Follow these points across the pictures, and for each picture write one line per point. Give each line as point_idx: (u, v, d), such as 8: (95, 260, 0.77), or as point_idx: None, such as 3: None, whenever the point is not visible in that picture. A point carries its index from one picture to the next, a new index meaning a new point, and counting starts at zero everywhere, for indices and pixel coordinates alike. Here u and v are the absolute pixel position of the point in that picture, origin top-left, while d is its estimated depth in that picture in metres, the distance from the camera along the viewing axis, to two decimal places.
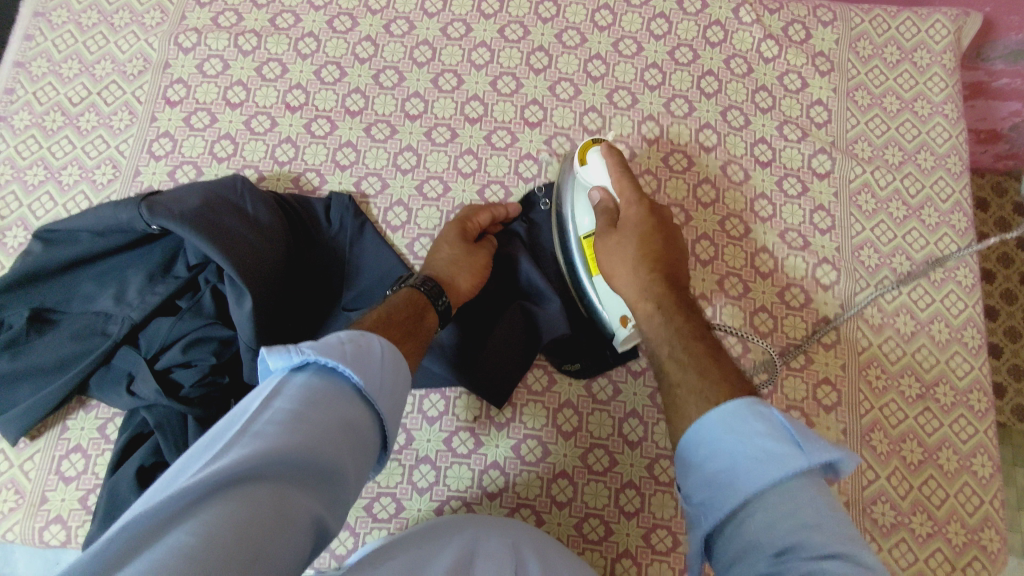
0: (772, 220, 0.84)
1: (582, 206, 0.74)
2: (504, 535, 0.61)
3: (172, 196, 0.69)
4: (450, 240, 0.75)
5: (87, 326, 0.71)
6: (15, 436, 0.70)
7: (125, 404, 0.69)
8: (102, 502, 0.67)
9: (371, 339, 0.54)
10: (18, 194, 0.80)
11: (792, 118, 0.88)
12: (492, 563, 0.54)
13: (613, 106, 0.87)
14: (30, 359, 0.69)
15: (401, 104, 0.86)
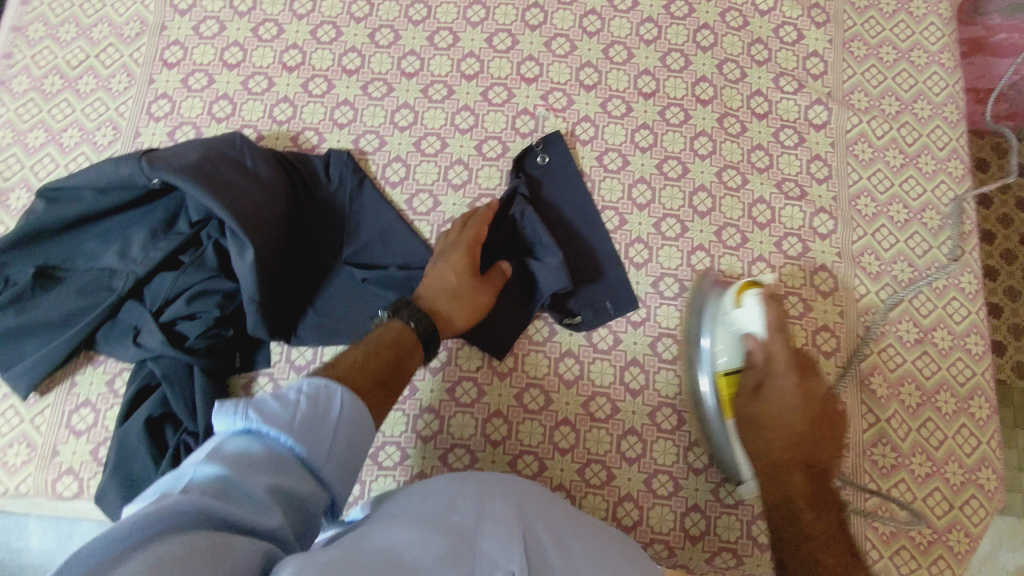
0: (769, 170, 0.85)
1: (724, 344, 0.70)
2: (506, 491, 0.58)
3: (171, 152, 0.70)
4: (459, 270, 0.72)
5: (93, 282, 0.72)
6: (25, 391, 0.71)
7: (131, 355, 0.70)
8: (113, 451, 0.69)
9: (327, 396, 0.55)
10: (20, 157, 0.81)
11: (789, 70, 0.88)
12: (497, 527, 0.52)
13: (609, 61, 0.88)
14: (37, 315, 0.70)
15: (398, 62, 0.86)
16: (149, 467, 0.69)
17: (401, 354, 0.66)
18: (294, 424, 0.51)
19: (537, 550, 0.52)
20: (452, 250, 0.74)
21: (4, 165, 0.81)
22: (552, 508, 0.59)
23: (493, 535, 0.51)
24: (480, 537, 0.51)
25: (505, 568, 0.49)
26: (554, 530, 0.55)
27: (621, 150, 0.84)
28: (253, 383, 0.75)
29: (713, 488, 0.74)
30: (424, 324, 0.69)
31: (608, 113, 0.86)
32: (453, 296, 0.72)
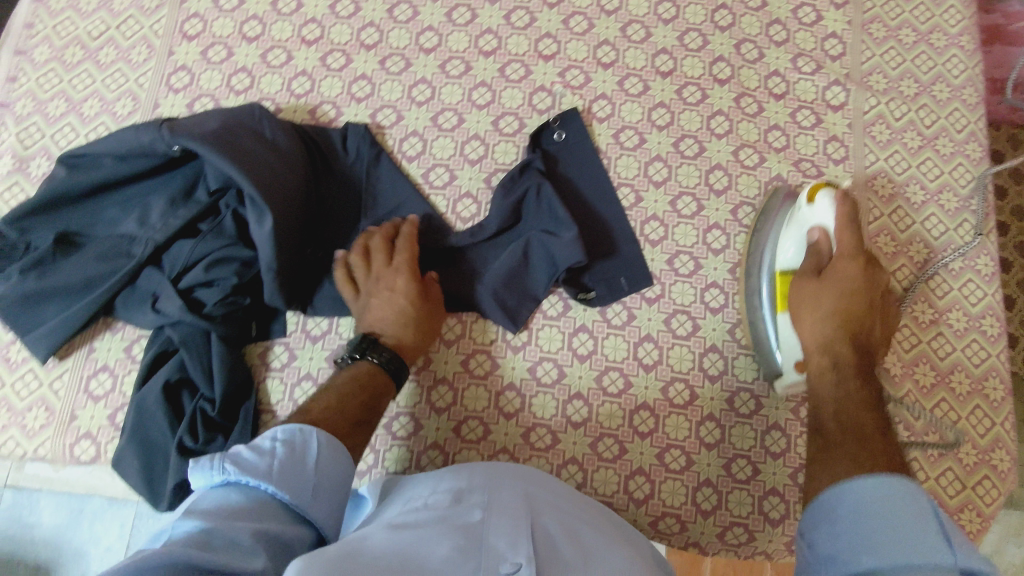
0: (786, 150, 0.84)
1: (790, 237, 0.75)
2: (516, 484, 0.61)
3: (192, 120, 0.70)
4: (404, 294, 0.72)
5: (112, 249, 0.72)
6: (44, 355, 0.72)
7: (149, 321, 0.71)
8: (131, 414, 0.70)
9: (303, 442, 0.56)
10: (41, 126, 0.81)
11: (807, 50, 0.88)
12: (504, 521, 0.55)
13: (627, 39, 0.87)
14: (58, 279, 0.71)
15: (416, 38, 0.86)
16: (167, 432, 0.70)
17: (374, 391, 0.67)
18: (274, 472, 0.52)
19: (543, 541, 0.54)
20: (389, 274, 0.73)
21: (24, 133, 0.81)
22: (556, 501, 0.61)
23: (500, 530, 0.54)
24: (488, 532, 0.53)
25: (511, 559, 0.51)
26: (563, 519, 0.58)
27: (638, 128, 0.85)
28: (269, 352, 0.75)
29: (725, 464, 0.74)
30: (389, 357, 0.69)
31: (625, 91, 0.86)
32: (402, 321, 0.72)
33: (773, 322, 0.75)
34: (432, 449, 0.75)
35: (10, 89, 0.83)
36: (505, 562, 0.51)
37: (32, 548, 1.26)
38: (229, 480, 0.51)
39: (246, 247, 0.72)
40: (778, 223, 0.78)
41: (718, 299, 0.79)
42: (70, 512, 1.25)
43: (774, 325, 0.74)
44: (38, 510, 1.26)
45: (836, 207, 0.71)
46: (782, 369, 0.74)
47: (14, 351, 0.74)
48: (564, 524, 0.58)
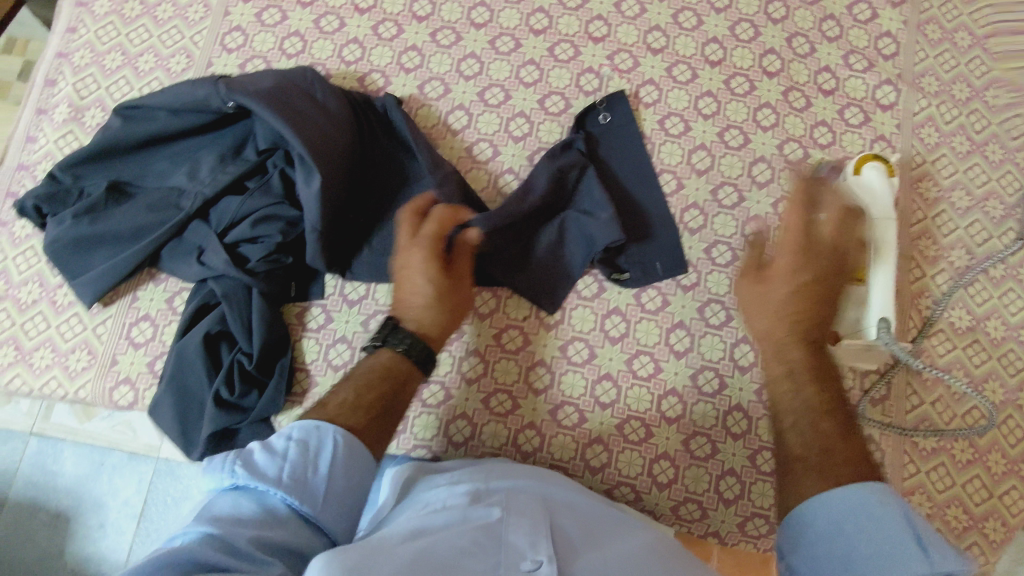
0: (831, 147, 0.84)
1: None
2: (534, 493, 0.60)
3: (248, 78, 0.72)
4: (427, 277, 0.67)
5: (162, 200, 0.74)
6: (89, 299, 0.73)
7: (194, 273, 0.72)
8: (170, 363, 0.71)
9: (320, 440, 0.52)
10: (97, 78, 0.83)
11: (859, 48, 0.87)
12: (523, 520, 0.53)
13: (678, 26, 0.87)
14: (108, 226, 0.73)
15: (468, 12, 0.86)
16: (205, 382, 0.71)
17: (397, 380, 0.62)
18: (284, 480, 0.49)
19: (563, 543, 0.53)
20: (410, 252, 0.68)
21: (80, 83, 0.83)
22: (576, 508, 0.60)
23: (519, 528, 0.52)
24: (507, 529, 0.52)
25: (530, 557, 0.50)
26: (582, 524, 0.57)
27: (683, 116, 0.84)
28: (307, 313, 0.77)
29: (750, 454, 0.74)
30: (410, 344, 0.64)
31: (673, 77, 0.85)
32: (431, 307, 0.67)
33: None
34: (460, 419, 0.76)
35: (70, 40, 0.85)
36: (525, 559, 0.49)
37: (52, 496, 1.28)
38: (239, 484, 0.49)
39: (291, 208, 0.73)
40: None
41: None
42: (91, 464, 1.28)
43: None
44: (62, 459, 1.28)
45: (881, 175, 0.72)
46: None
47: (61, 294, 0.76)
48: (583, 525, 0.57)
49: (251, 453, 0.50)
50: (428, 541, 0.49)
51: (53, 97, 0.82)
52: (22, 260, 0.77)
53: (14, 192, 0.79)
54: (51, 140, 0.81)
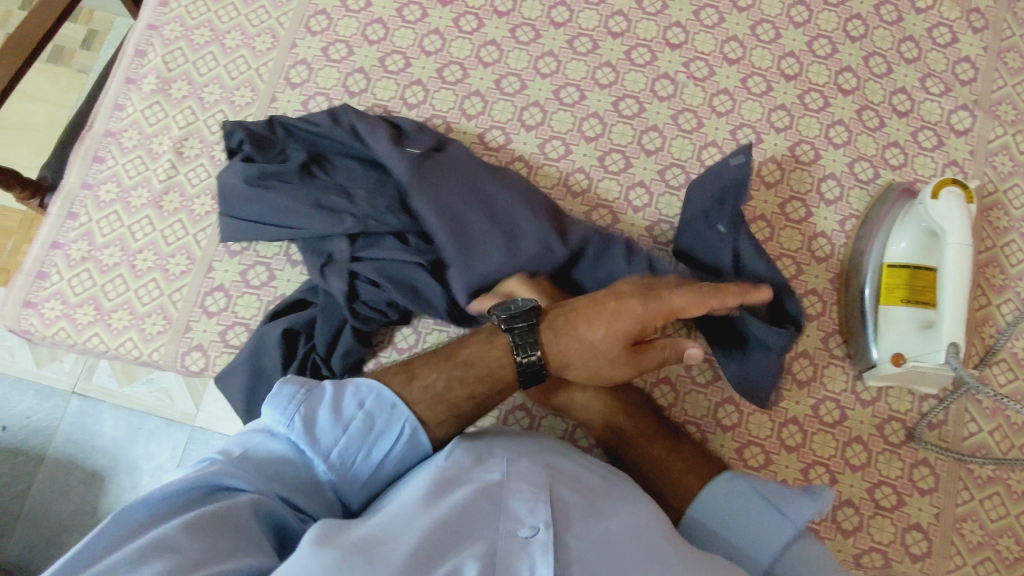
0: (902, 169, 0.84)
1: (903, 229, 0.76)
2: (530, 454, 0.59)
3: (439, 169, 0.74)
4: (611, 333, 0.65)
5: (331, 198, 0.73)
6: (226, 236, 0.76)
7: (313, 274, 0.73)
8: (251, 341, 0.73)
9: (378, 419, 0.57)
10: (185, 51, 0.85)
11: (937, 71, 0.87)
12: (522, 487, 0.54)
13: (756, 38, 0.87)
14: (271, 197, 0.73)
15: (548, 11, 0.88)
16: (279, 368, 0.72)
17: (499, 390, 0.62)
18: (332, 456, 0.55)
19: (565, 509, 0.54)
20: (627, 303, 0.66)
21: (168, 56, 0.85)
22: (578, 470, 0.60)
23: (519, 494, 0.53)
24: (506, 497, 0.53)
25: (528, 523, 0.51)
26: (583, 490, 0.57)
27: (756, 127, 0.85)
28: (396, 330, 0.76)
29: (803, 468, 0.75)
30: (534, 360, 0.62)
31: (747, 89, 0.86)
32: (585, 346, 0.65)
33: (874, 313, 0.76)
34: (519, 411, 0.77)
35: (161, 12, 0.87)
36: (524, 526, 0.51)
37: (89, 456, 1.29)
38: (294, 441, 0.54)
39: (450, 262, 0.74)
40: (889, 217, 0.78)
41: (816, 306, 0.79)
42: (130, 428, 1.30)
43: (874, 317, 0.76)
44: (102, 420, 1.31)
45: (957, 207, 0.70)
46: (878, 361, 0.74)
47: (141, 259, 0.78)
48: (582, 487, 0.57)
49: (314, 415, 0.55)
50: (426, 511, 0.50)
51: (142, 67, 0.85)
52: (106, 224, 0.79)
53: (100, 157, 0.82)
54: (138, 109, 0.83)
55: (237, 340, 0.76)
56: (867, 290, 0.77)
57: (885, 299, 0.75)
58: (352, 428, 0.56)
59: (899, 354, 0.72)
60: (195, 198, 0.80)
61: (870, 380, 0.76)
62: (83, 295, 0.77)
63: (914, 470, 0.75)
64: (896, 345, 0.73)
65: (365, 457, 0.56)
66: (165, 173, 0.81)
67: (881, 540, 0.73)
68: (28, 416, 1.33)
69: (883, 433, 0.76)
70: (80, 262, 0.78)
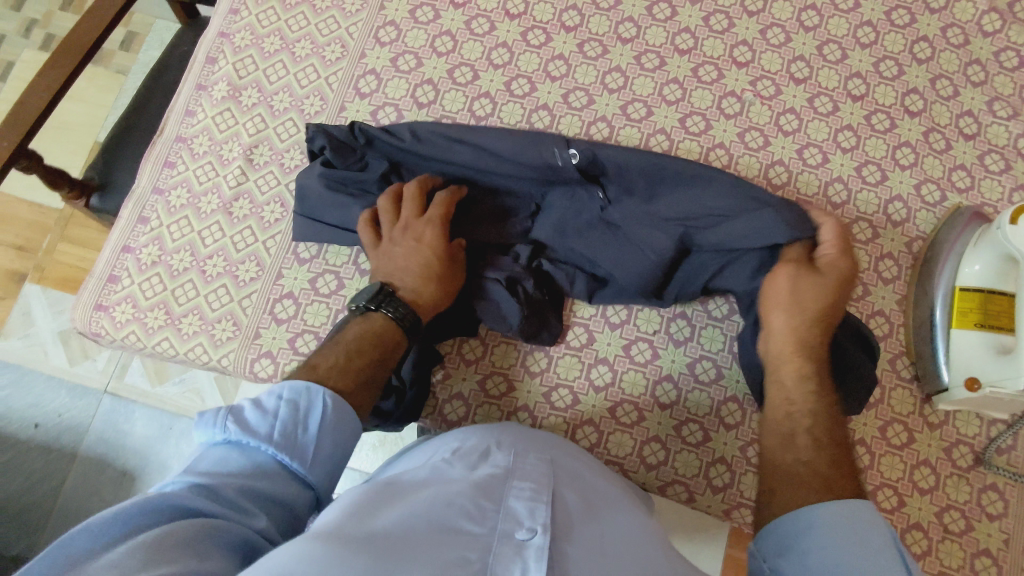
0: (969, 192, 0.83)
1: (977, 252, 0.76)
2: (541, 451, 0.58)
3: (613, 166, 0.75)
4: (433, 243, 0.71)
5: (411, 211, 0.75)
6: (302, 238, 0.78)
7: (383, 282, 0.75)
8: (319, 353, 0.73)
9: (313, 395, 0.54)
10: (255, 59, 0.86)
11: (1004, 95, 0.87)
12: (526, 483, 0.52)
13: (823, 58, 0.87)
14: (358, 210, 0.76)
15: (615, 27, 0.88)
16: None
17: (385, 348, 0.64)
18: (274, 436, 0.51)
19: (564, 515, 0.51)
20: (421, 226, 0.72)
21: (239, 63, 0.86)
22: (580, 475, 0.58)
23: (521, 492, 0.51)
24: (507, 488, 0.51)
25: (527, 526, 0.48)
26: (587, 498, 0.55)
27: (822, 147, 0.85)
28: (464, 342, 0.80)
29: (872, 490, 0.75)
30: (403, 312, 0.67)
31: (814, 108, 0.86)
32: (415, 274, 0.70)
33: (945, 337, 0.76)
34: (586, 425, 0.77)
35: (231, 21, 0.88)
36: (522, 528, 0.48)
37: (120, 455, 1.29)
38: (233, 439, 0.51)
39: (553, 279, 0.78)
40: (960, 240, 0.79)
41: (883, 328, 0.79)
42: (160, 428, 1.29)
43: (945, 341, 0.76)
44: (133, 420, 1.31)
45: None
46: (949, 384, 0.74)
47: (210, 265, 0.79)
48: (585, 498, 0.55)
49: (242, 412, 0.51)
50: (421, 503, 0.48)
51: (213, 74, 0.86)
52: (176, 229, 0.80)
53: (171, 163, 0.83)
54: (209, 116, 0.84)
55: (307, 348, 0.76)
56: (938, 312, 0.77)
57: (958, 323, 0.75)
58: (279, 411, 0.52)
59: (972, 379, 0.73)
60: (264, 205, 0.81)
61: (939, 403, 0.76)
62: (154, 300, 0.78)
63: (982, 495, 0.75)
64: (969, 369, 0.73)
65: (303, 429, 0.52)
66: (235, 180, 0.81)
67: (950, 565, 0.73)
68: (60, 414, 1.32)
69: (951, 456, 0.76)
70: (151, 266, 0.79)
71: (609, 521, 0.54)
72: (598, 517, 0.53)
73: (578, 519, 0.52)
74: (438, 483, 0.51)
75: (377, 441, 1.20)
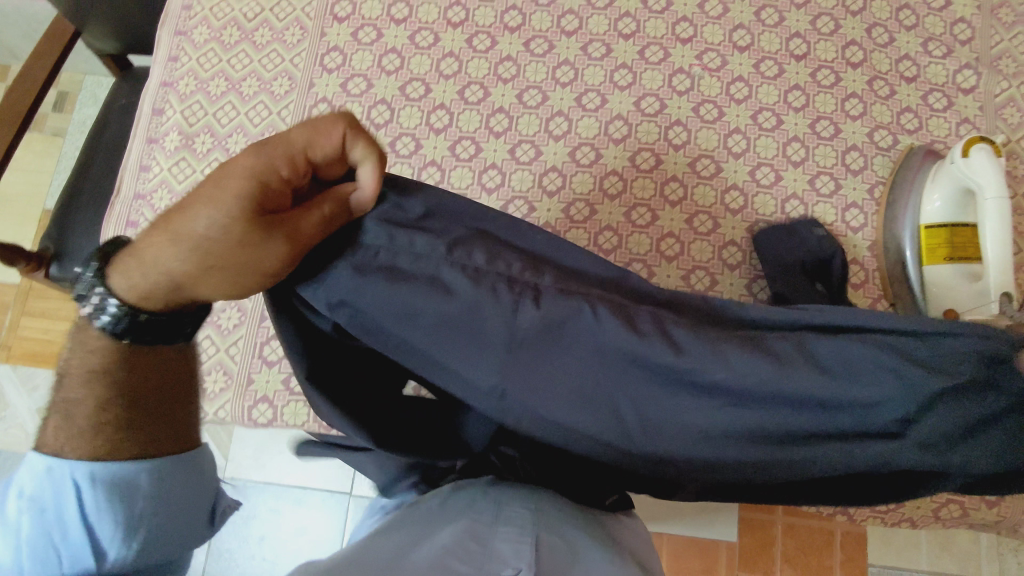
0: (919, 132, 0.86)
1: (933, 189, 0.78)
2: (528, 497, 0.58)
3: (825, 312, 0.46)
4: (214, 223, 0.39)
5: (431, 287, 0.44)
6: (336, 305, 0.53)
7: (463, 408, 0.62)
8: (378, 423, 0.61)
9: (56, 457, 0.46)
10: (203, 104, 0.85)
11: (936, 35, 0.90)
12: (510, 529, 0.50)
13: (761, 23, 0.90)
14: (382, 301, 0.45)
15: (557, 21, 0.89)
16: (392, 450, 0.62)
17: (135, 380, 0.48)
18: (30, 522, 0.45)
19: (551, 547, 0.50)
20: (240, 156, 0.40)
21: (188, 110, 0.85)
22: (567, 524, 0.56)
23: (506, 538, 0.49)
24: (493, 532, 0.51)
25: (512, 565, 0.45)
26: (570, 533, 0.54)
27: (775, 110, 0.87)
28: None
29: None
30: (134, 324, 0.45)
31: (761, 73, 0.88)
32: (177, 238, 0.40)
33: (919, 275, 0.78)
34: None
35: (172, 68, 0.87)
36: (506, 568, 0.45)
37: None
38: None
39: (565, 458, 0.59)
40: (916, 180, 0.81)
41: (859, 275, 0.82)
42: None
43: (920, 278, 0.78)
44: None
45: (991, 162, 0.73)
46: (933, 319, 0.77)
47: None
48: (576, 545, 0.53)
49: None
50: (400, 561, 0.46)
51: (162, 125, 0.85)
52: None
53: (134, 222, 0.81)
54: (165, 168, 0.83)
55: (301, 386, 0.76)
56: (908, 252, 0.79)
57: (929, 259, 0.77)
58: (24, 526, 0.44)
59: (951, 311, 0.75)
60: None
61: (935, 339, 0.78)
62: None
63: None
64: (948, 301, 0.76)
65: (62, 535, 0.45)
66: None
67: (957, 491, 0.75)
68: None
69: None
70: None
71: (602, 560, 0.52)
72: (585, 556, 0.51)
73: (569, 559, 0.50)
74: (423, 543, 0.51)
75: None
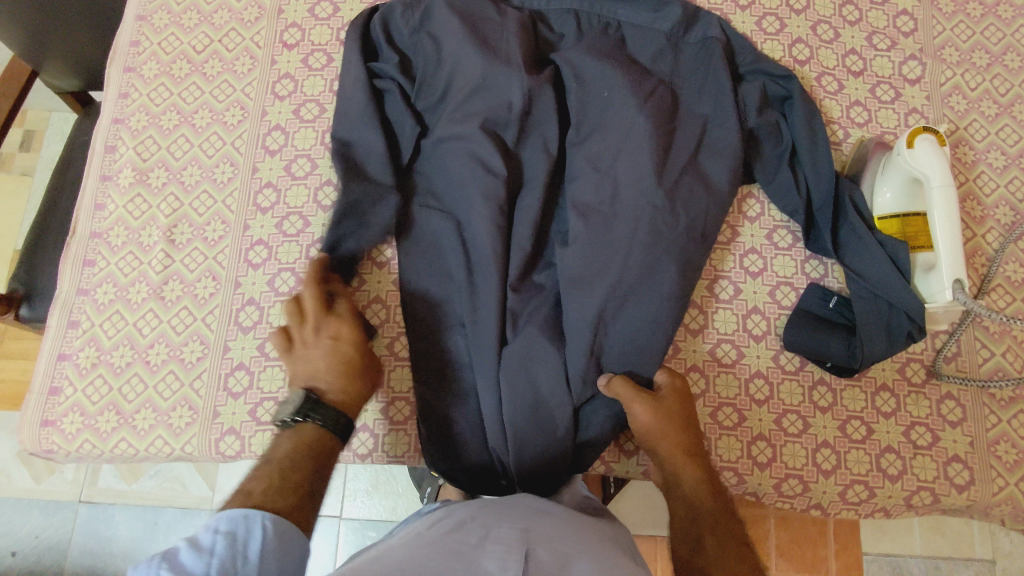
0: (869, 125, 0.87)
1: (884, 181, 0.79)
2: (516, 519, 0.58)
3: (633, 185, 0.76)
4: (346, 340, 0.71)
5: (461, 176, 0.77)
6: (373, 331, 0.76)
7: (449, 430, 0.75)
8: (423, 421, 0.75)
9: (253, 520, 0.51)
10: (156, 139, 0.85)
11: (880, 28, 0.91)
12: (498, 546, 0.52)
13: None
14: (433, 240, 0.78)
15: None
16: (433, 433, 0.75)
17: (326, 453, 0.64)
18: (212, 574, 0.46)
19: (539, 570, 0.51)
20: (328, 346, 0.70)
21: (141, 145, 0.85)
22: (554, 535, 0.58)
23: (493, 553, 0.51)
24: (479, 554, 0.52)
25: None
26: (558, 550, 0.55)
27: None
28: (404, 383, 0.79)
29: (840, 425, 0.78)
30: (335, 417, 0.66)
31: None
32: (325, 346, 0.70)
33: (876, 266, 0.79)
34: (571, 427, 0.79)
35: (123, 105, 0.87)
36: None
37: (107, 564, 1.18)
38: None
39: (549, 398, 0.73)
40: (870, 172, 0.81)
41: (818, 269, 0.82)
42: (144, 524, 1.19)
43: None
44: (114, 523, 1.20)
45: (935, 152, 0.74)
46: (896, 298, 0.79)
47: (153, 354, 0.77)
48: (563, 555, 0.55)
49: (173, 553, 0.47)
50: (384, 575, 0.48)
51: (115, 163, 0.84)
52: (110, 326, 0.78)
53: (91, 260, 0.81)
54: (121, 205, 0.83)
55: (268, 416, 0.75)
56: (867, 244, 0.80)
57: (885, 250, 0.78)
58: (216, 545, 0.47)
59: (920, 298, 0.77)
60: (195, 282, 0.80)
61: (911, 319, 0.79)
62: (102, 403, 0.76)
63: (941, 405, 0.78)
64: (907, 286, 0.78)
65: (242, 561, 0.48)
66: (161, 264, 0.80)
67: (925, 477, 0.76)
68: (36, 535, 1.21)
69: (905, 375, 0.79)
70: (91, 368, 0.77)
71: (589, 568, 0.54)
72: (571, 566, 0.53)
73: (554, 570, 0.52)
74: (405, 560, 0.51)
75: (370, 486, 1.19)
